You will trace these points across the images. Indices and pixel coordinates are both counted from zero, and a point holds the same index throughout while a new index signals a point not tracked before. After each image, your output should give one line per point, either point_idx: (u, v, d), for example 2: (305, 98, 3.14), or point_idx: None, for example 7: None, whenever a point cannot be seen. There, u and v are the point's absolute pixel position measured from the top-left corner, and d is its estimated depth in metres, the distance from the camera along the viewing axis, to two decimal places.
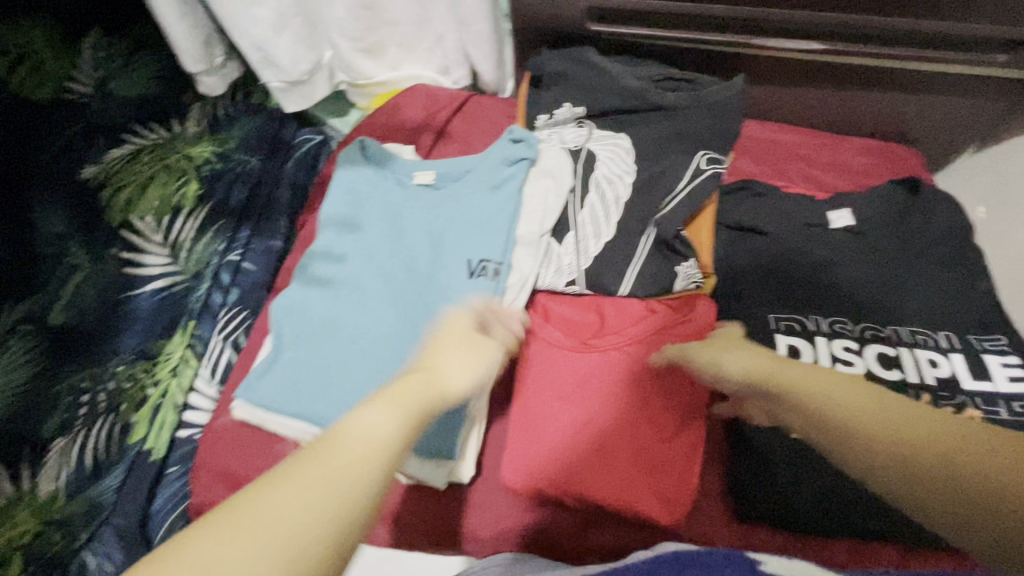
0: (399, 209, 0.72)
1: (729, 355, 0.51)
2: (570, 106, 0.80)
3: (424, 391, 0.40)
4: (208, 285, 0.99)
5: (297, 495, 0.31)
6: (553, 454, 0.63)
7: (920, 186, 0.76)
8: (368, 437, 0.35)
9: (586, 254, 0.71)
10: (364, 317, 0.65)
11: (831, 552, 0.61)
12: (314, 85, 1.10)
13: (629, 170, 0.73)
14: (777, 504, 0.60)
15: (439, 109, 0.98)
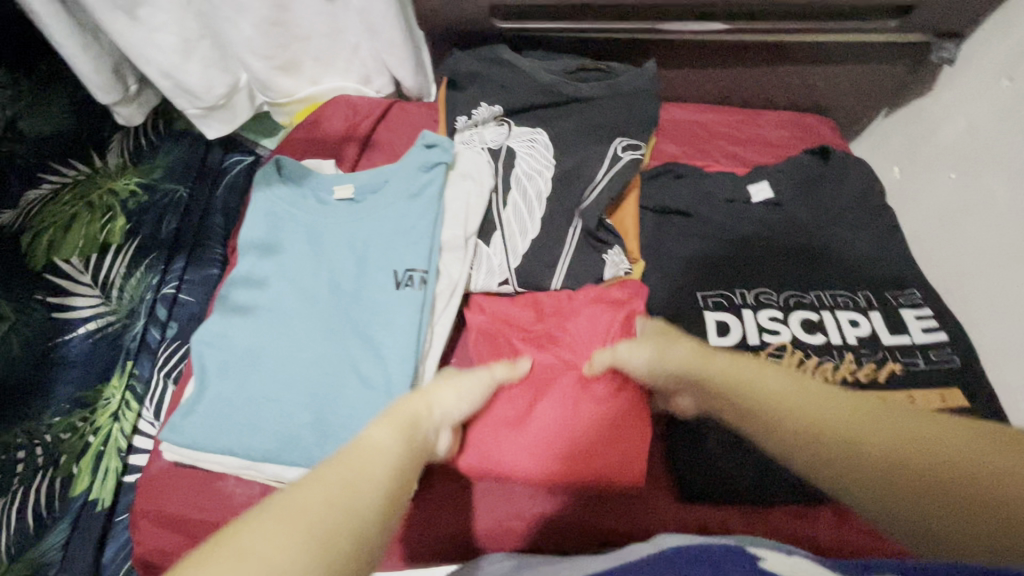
0: (320, 226, 0.71)
1: (671, 348, 0.52)
2: (489, 106, 0.79)
3: (420, 417, 0.45)
4: (144, 322, 0.94)
5: (325, 499, 0.33)
6: (506, 440, 0.62)
7: (830, 151, 0.79)
8: (378, 449, 0.39)
9: (515, 253, 0.71)
10: (289, 341, 0.63)
11: (774, 516, 0.63)
12: (234, 108, 1.07)
13: (548, 164, 0.73)
14: (718, 473, 0.62)
15: (362, 119, 0.96)
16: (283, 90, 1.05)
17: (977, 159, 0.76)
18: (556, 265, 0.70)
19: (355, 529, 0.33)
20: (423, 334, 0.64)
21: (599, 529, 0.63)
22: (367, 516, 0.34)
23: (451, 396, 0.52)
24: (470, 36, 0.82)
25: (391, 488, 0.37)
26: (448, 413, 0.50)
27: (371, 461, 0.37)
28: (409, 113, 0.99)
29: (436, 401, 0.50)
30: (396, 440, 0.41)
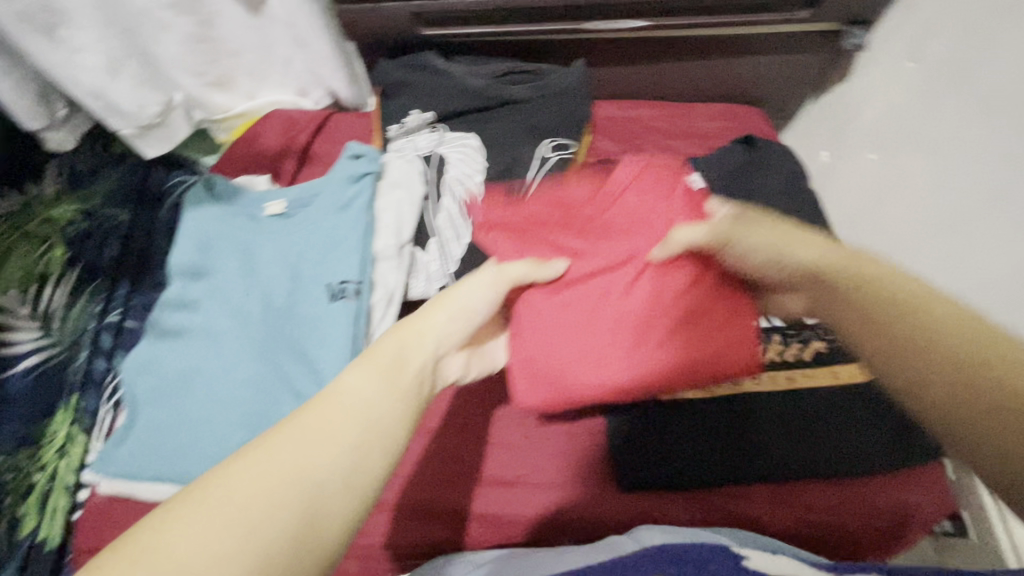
0: (253, 244, 0.70)
1: (792, 243, 0.48)
2: (419, 113, 0.79)
3: (398, 353, 0.44)
4: (88, 352, 0.84)
5: (252, 474, 0.33)
6: (598, 348, 0.54)
7: (754, 140, 0.82)
8: (341, 399, 0.39)
9: (450, 259, 0.71)
10: (222, 362, 0.62)
11: (829, 493, 0.59)
12: (171, 125, 0.95)
13: (479, 169, 0.73)
14: (761, 451, 0.59)
15: (299, 132, 0.95)
16: (218, 107, 1.03)
17: (892, 138, 0.79)
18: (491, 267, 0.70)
19: (301, 498, 0.33)
20: (358, 346, 0.63)
21: (645, 511, 0.60)
22: (321, 482, 0.34)
23: (442, 320, 0.49)
24: (397, 43, 0.83)
25: (355, 448, 0.37)
26: (445, 342, 0.48)
27: (332, 419, 0.37)
28: (346, 123, 0.98)
29: (426, 329, 0.47)
30: (373, 394, 0.40)
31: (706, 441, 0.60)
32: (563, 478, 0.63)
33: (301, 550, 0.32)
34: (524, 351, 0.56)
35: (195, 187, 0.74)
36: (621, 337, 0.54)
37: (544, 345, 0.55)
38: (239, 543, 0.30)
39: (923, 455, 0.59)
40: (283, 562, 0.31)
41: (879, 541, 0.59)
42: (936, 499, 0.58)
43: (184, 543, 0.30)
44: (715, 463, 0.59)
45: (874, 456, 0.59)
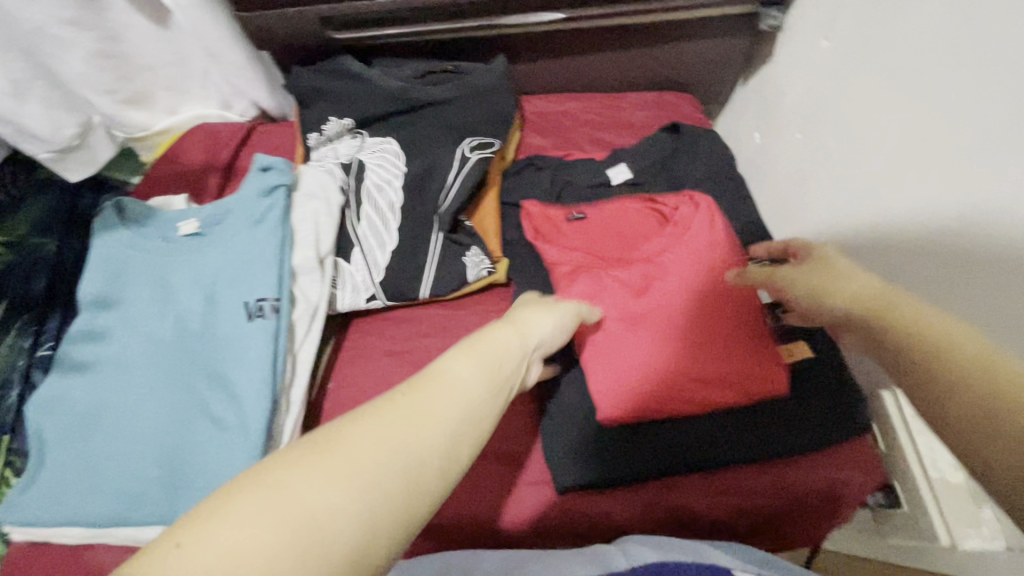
0: (165, 266, 0.67)
1: (827, 282, 0.45)
2: (337, 119, 0.77)
3: (505, 343, 0.44)
4: (23, 390, 0.77)
5: (383, 432, 0.32)
6: (657, 368, 0.59)
7: (678, 125, 0.81)
8: (457, 381, 0.38)
9: (377, 268, 0.69)
10: (135, 392, 0.60)
11: (759, 478, 0.59)
12: (93, 147, 0.85)
13: (398, 174, 0.71)
14: (696, 440, 0.59)
15: (223, 146, 0.92)
16: (138, 125, 0.98)
17: (811, 116, 0.79)
18: (418, 274, 0.69)
19: (418, 468, 0.32)
20: (278, 365, 0.60)
21: (580, 509, 0.59)
22: (422, 461, 0.33)
23: (548, 326, 0.51)
24: (310, 48, 0.83)
25: (456, 428, 0.35)
26: (538, 346, 0.49)
27: (441, 396, 0.36)
28: (273, 135, 0.95)
29: (527, 329, 0.48)
30: (477, 380, 0.39)
31: (653, 436, 0.59)
32: (489, 480, 0.60)
33: (403, 524, 0.31)
34: (603, 368, 0.60)
35: (104, 211, 0.71)
36: (697, 361, 0.59)
37: (612, 362, 0.60)
38: (367, 498, 0.29)
39: (841, 428, 0.60)
40: (386, 534, 0.30)
41: (800, 510, 0.60)
42: (863, 476, 0.59)
43: (316, 491, 0.29)
44: (636, 451, 0.59)
45: (801, 438, 0.59)
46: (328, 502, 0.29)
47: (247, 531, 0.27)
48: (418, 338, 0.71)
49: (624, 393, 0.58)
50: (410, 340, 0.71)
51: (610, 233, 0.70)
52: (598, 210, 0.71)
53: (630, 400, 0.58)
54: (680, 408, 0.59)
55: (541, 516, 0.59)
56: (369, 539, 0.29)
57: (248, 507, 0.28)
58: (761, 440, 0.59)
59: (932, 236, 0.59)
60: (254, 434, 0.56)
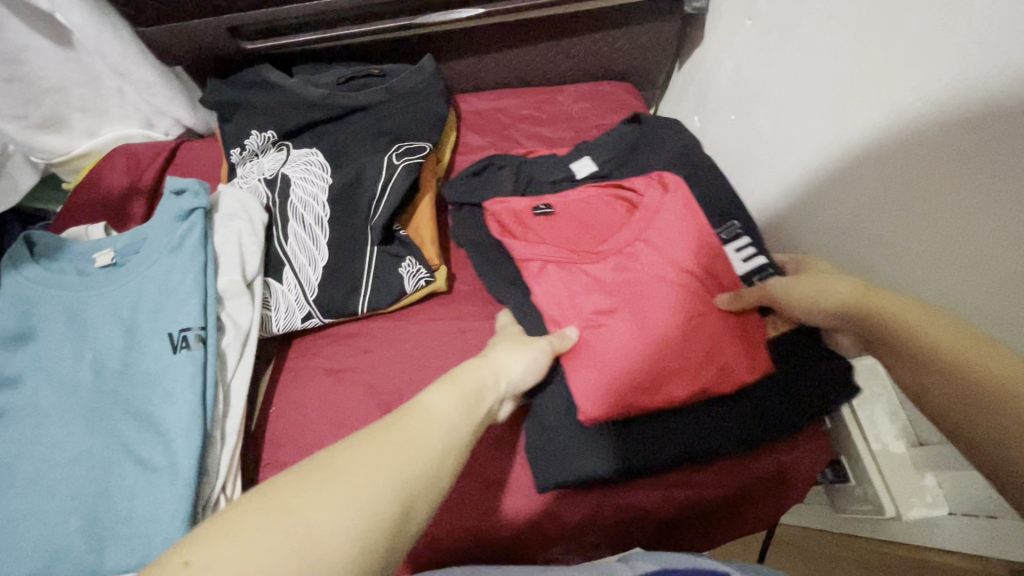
0: (80, 302, 0.63)
1: (827, 287, 0.49)
2: (259, 132, 0.74)
3: (475, 381, 0.44)
4: None
5: (375, 461, 0.32)
6: (632, 366, 0.56)
7: (642, 117, 0.79)
8: (434, 416, 0.38)
9: (310, 286, 0.67)
10: (51, 439, 0.56)
11: (707, 478, 0.59)
12: (14, 175, 0.84)
13: (324, 186, 0.69)
14: (652, 449, 0.57)
15: (145, 168, 0.87)
16: (53, 150, 0.92)
17: (744, 97, 0.79)
18: (354, 289, 0.67)
19: (406, 494, 0.32)
20: (208, 398, 0.58)
21: (526, 520, 0.58)
22: (412, 487, 0.32)
23: (521, 364, 0.51)
24: (226, 61, 0.79)
25: (444, 461, 0.35)
26: (515, 382, 0.49)
27: (426, 427, 0.36)
28: (200, 151, 0.91)
29: (499, 366, 0.48)
30: (457, 412, 0.39)
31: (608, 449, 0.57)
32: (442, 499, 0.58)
33: (393, 551, 0.31)
34: (584, 368, 0.57)
35: (13, 246, 0.66)
36: (674, 349, 0.57)
37: (587, 358, 0.57)
38: (360, 522, 0.29)
39: (803, 416, 0.58)
40: (380, 556, 0.30)
41: (744, 499, 0.60)
42: (808, 464, 0.59)
43: (316, 514, 0.29)
44: (592, 452, 0.57)
45: (755, 436, 0.57)
46: (324, 526, 0.28)
47: (254, 554, 0.27)
48: (361, 355, 0.68)
49: (602, 392, 0.56)
50: (353, 357, 0.68)
51: (580, 226, 0.67)
52: (565, 202, 0.68)
53: (612, 396, 0.56)
54: (656, 404, 0.56)
55: (495, 528, 0.58)
56: (364, 561, 0.29)
57: (254, 533, 0.27)
58: (718, 432, 0.57)
59: (875, 194, 0.57)
60: (183, 473, 0.53)
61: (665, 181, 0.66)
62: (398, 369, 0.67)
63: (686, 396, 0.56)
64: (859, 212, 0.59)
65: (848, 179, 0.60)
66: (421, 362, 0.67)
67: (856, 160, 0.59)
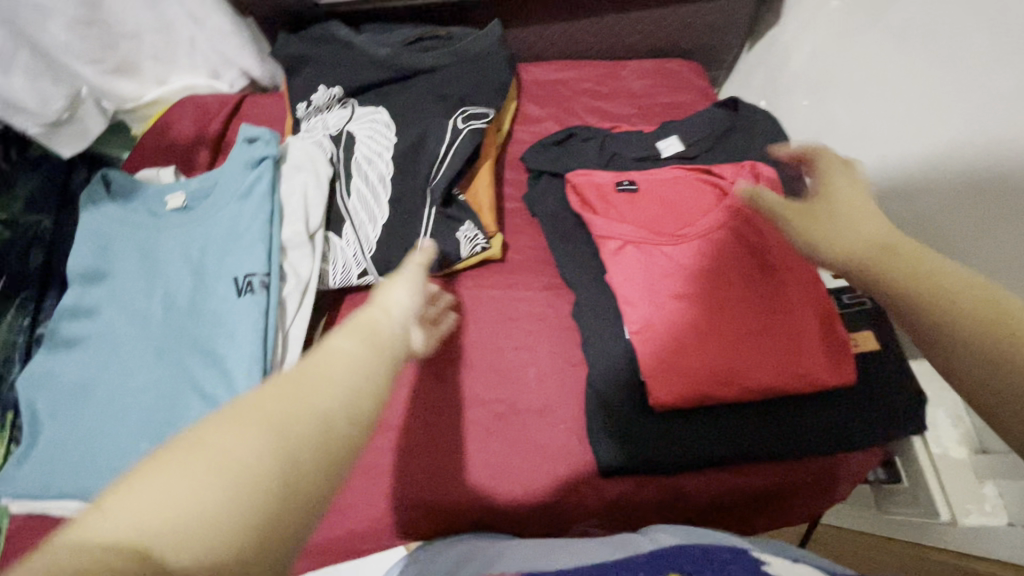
0: (153, 241, 0.66)
1: (846, 232, 0.41)
2: (326, 88, 0.74)
3: (381, 315, 0.39)
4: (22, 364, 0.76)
5: (279, 397, 0.30)
6: (705, 352, 0.55)
7: (738, 103, 0.77)
8: (343, 350, 0.34)
9: (367, 243, 0.67)
10: (122, 367, 0.59)
11: (761, 476, 0.57)
12: (85, 120, 0.85)
13: (389, 145, 0.69)
14: (715, 440, 0.56)
15: (212, 119, 0.89)
16: (125, 95, 0.94)
17: (821, 80, 0.76)
18: (409, 250, 0.67)
19: (325, 419, 0.30)
20: (269, 341, 0.60)
21: (573, 495, 0.58)
22: (331, 409, 0.30)
23: (400, 296, 0.43)
24: (298, 14, 0.81)
25: (366, 388, 0.33)
26: (411, 312, 0.42)
27: (334, 362, 0.33)
28: (263, 106, 0.92)
29: (388, 301, 0.41)
30: (368, 340, 0.36)
31: (666, 433, 0.57)
32: (482, 457, 0.59)
33: (325, 473, 0.29)
34: (653, 347, 0.56)
35: (92, 184, 0.69)
36: (759, 341, 0.55)
37: (658, 336, 0.57)
38: (271, 447, 0.27)
39: (877, 426, 0.56)
40: (309, 479, 0.28)
41: (791, 499, 0.59)
42: (862, 472, 0.58)
43: (219, 446, 0.27)
44: (647, 439, 0.57)
45: (823, 441, 0.56)
46: (226, 456, 0.26)
47: (169, 486, 0.25)
48: None
49: (670, 374, 0.55)
50: None
51: (664, 204, 0.65)
52: (649, 180, 0.68)
53: (681, 377, 0.55)
54: (726, 395, 0.55)
55: (533, 493, 0.57)
56: (290, 482, 0.27)
57: (167, 473, 0.25)
58: (778, 431, 0.56)
59: (955, 202, 0.55)
60: None
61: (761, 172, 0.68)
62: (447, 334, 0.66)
63: (766, 391, 0.54)
64: (936, 214, 0.57)
65: (946, 164, 0.56)
66: (471, 328, 0.66)
67: (935, 167, 0.57)
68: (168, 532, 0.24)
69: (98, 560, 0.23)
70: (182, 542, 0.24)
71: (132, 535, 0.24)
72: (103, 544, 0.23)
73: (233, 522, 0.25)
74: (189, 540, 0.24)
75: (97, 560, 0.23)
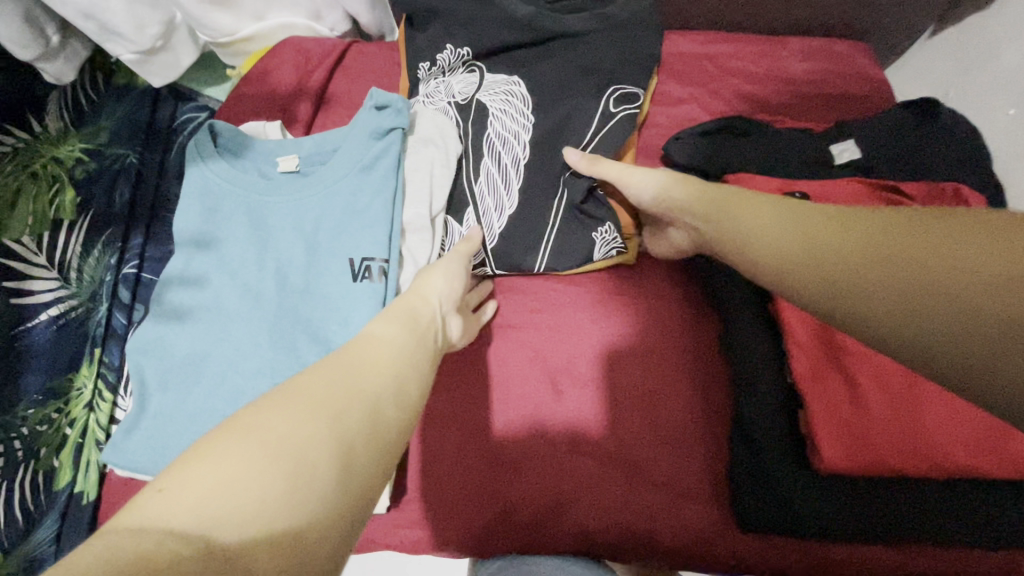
0: (264, 208, 0.61)
1: (666, 188, 0.55)
2: (453, 48, 0.67)
3: (412, 308, 0.42)
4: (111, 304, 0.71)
5: (328, 378, 0.31)
6: (888, 417, 0.49)
7: (937, 105, 0.65)
8: (383, 339, 0.37)
9: (491, 233, 0.61)
10: (233, 343, 0.56)
11: (920, 556, 0.52)
12: (176, 49, 0.81)
13: (527, 124, 0.62)
14: (882, 513, 0.50)
15: (316, 67, 0.81)
16: (222, 30, 0.80)
17: None
18: (536, 247, 0.61)
19: (375, 403, 0.31)
20: None
21: (698, 537, 0.55)
22: (374, 397, 0.32)
23: (443, 282, 0.48)
24: None
25: (402, 368, 0.35)
26: (446, 297, 0.47)
27: (377, 352, 0.35)
28: (370, 58, 0.84)
29: (425, 289, 0.46)
30: (402, 334, 0.38)
31: (826, 502, 0.51)
32: (599, 487, 0.56)
33: (379, 458, 0.30)
34: (828, 404, 0.50)
35: (196, 134, 0.63)
36: (959, 421, 0.49)
37: (834, 390, 0.50)
38: (327, 420, 0.29)
39: None
40: (364, 455, 0.29)
41: None
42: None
43: (278, 420, 0.28)
44: (806, 502, 0.51)
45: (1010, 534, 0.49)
46: (281, 425, 0.28)
47: (229, 472, 0.25)
48: (529, 316, 0.63)
49: (847, 437, 0.49)
50: (521, 315, 0.63)
51: None
52: (824, 192, 0.58)
53: (860, 443, 0.49)
54: (911, 468, 0.49)
55: (656, 531, 0.56)
56: (347, 460, 0.28)
57: (227, 449, 0.26)
58: (957, 514, 0.49)
59: None
60: None
61: (963, 200, 0.57)
62: (572, 342, 0.61)
63: (947, 470, 0.49)
64: None
65: None
66: (599, 340, 0.61)
67: None
68: (231, 516, 0.24)
69: (164, 544, 0.22)
70: (246, 523, 0.24)
71: (186, 517, 0.24)
72: (169, 529, 0.23)
73: (295, 497, 0.26)
74: (254, 522, 0.24)
75: (162, 544, 0.22)
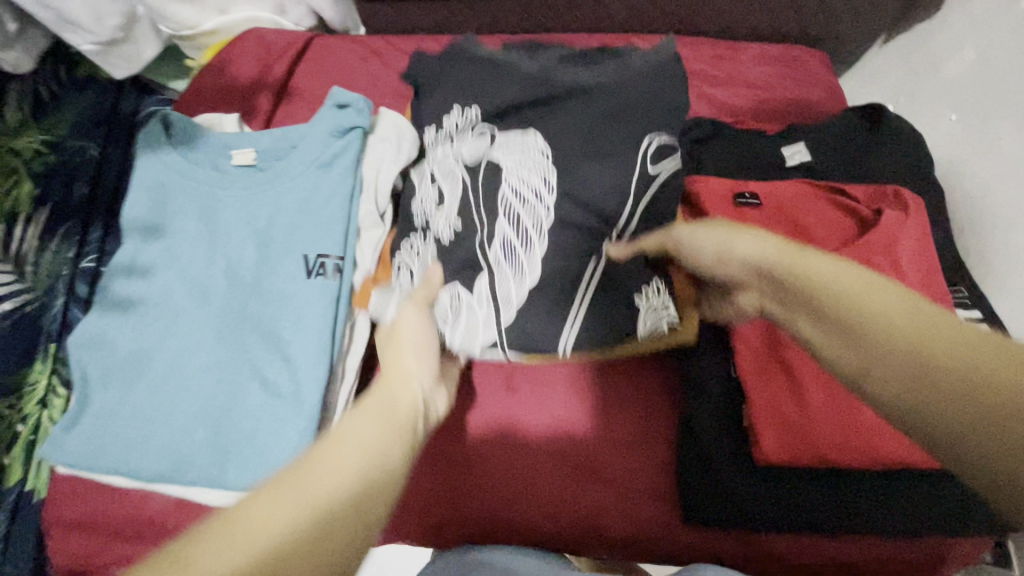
0: (214, 203, 0.60)
1: (740, 242, 0.40)
2: (459, 108, 0.56)
3: (386, 382, 0.36)
4: (65, 299, 0.70)
5: (299, 484, 0.27)
6: (834, 414, 0.50)
7: (884, 112, 0.67)
8: (353, 426, 0.31)
9: (508, 305, 0.53)
10: (181, 340, 0.56)
11: (856, 545, 0.54)
12: (138, 42, 0.75)
13: (550, 183, 0.52)
14: (823, 504, 0.51)
15: (277, 60, 0.80)
16: (183, 22, 0.81)
17: (980, 97, 0.66)
18: (560, 294, 0.52)
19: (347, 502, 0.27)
20: (337, 332, 0.55)
21: (645, 533, 0.56)
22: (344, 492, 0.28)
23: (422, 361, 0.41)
24: None
25: (374, 454, 0.30)
26: (429, 366, 0.41)
27: (345, 440, 0.30)
28: (334, 53, 0.83)
29: (401, 358, 0.40)
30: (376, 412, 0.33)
31: (767, 501, 0.52)
32: (554, 488, 0.57)
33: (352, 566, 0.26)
34: (771, 400, 0.52)
35: (149, 125, 0.63)
36: None
37: (781, 390, 0.52)
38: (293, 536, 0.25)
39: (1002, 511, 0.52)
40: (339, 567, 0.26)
41: None
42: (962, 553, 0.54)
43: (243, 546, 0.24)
44: (747, 498, 0.52)
45: (940, 522, 0.51)
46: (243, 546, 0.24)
47: None
48: None
49: (790, 437, 0.50)
50: None
51: (796, 227, 0.58)
52: (774, 193, 0.59)
53: (800, 441, 0.50)
54: (851, 463, 0.50)
55: (608, 528, 0.56)
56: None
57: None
58: (888, 502, 0.51)
59: None
60: (309, 408, 0.52)
61: (904, 203, 0.58)
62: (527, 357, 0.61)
63: (882, 463, 0.50)
64: None
65: None
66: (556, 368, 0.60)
67: None
68: None
69: None
70: None
71: None
72: None
73: None
74: None
75: None
